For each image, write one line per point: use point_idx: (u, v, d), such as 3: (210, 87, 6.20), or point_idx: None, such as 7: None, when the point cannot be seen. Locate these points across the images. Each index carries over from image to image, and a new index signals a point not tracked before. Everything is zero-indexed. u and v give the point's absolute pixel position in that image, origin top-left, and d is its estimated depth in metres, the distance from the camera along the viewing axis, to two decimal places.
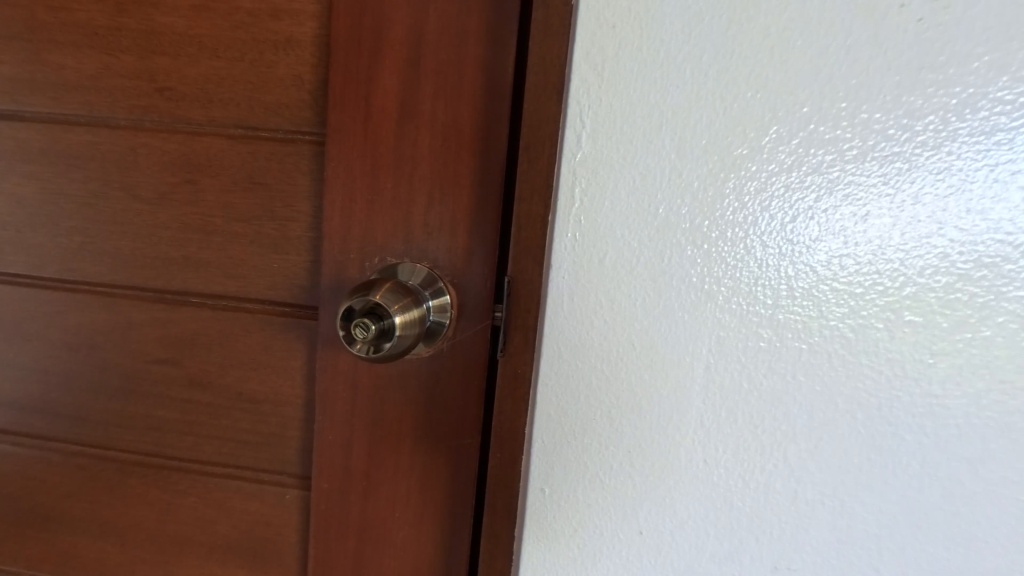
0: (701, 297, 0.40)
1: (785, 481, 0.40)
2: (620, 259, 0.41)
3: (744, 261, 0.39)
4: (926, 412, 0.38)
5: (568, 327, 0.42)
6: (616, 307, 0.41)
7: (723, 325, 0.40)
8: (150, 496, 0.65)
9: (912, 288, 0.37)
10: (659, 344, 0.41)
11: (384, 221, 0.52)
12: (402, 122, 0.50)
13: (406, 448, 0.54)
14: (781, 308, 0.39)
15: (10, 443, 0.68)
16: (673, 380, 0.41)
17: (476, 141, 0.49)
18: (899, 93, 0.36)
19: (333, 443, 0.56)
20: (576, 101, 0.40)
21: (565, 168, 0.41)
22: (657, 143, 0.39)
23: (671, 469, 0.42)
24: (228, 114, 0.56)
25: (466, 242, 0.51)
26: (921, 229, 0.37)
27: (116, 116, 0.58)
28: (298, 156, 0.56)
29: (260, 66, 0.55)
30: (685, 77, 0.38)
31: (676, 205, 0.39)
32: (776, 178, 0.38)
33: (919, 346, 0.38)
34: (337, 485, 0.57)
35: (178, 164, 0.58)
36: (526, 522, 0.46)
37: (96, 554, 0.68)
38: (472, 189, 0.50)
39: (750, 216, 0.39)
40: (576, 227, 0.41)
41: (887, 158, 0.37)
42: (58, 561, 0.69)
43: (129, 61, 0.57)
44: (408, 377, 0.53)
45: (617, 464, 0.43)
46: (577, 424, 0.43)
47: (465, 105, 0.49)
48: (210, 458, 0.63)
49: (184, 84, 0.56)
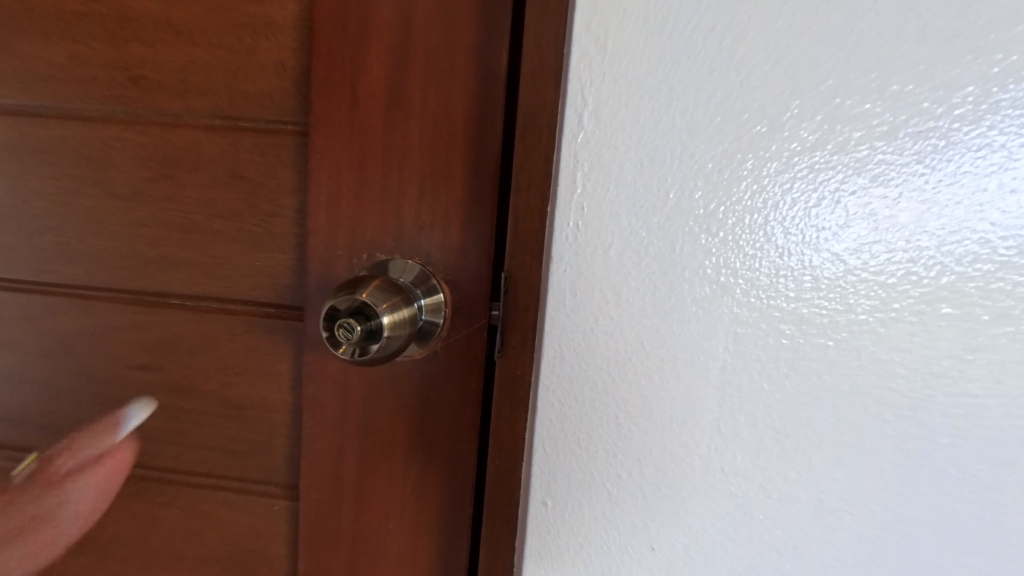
0: (717, 290, 0.36)
1: (810, 491, 0.37)
2: (627, 250, 0.37)
3: (764, 250, 0.35)
4: (964, 413, 0.35)
5: (571, 326, 0.38)
6: (623, 302, 0.37)
7: (741, 322, 0.36)
8: (132, 509, 0.62)
9: (949, 279, 0.34)
10: (671, 342, 0.37)
11: (373, 215, 0.48)
12: (390, 107, 0.47)
13: (399, 456, 0.51)
14: (805, 302, 0.35)
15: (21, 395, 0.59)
16: (686, 383, 0.37)
17: (469, 130, 0.46)
18: (934, 62, 0.33)
19: (322, 452, 0.53)
20: (577, 78, 0.37)
21: (566, 153, 0.37)
22: (667, 121, 0.35)
23: (685, 478, 0.38)
24: (207, 104, 0.52)
25: (460, 236, 0.47)
26: (959, 212, 0.33)
27: (88, 108, 0.55)
28: (280, 147, 0.52)
29: (239, 53, 0.51)
30: (697, 49, 0.35)
31: (687, 188, 0.36)
32: (799, 157, 0.34)
33: (956, 340, 0.34)
34: (326, 496, 0.54)
35: (156, 158, 0.54)
36: (527, 538, 0.42)
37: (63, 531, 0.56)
38: (466, 180, 0.46)
39: (771, 200, 0.35)
40: (579, 216, 0.37)
41: (921, 134, 0.33)
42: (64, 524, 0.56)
43: (100, 49, 0.53)
44: (399, 381, 0.50)
45: (625, 474, 0.39)
46: (582, 433, 0.39)
47: (457, 89, 0.45)
48: (193, 467, 0.59)
49: (160, 73, 0.53)
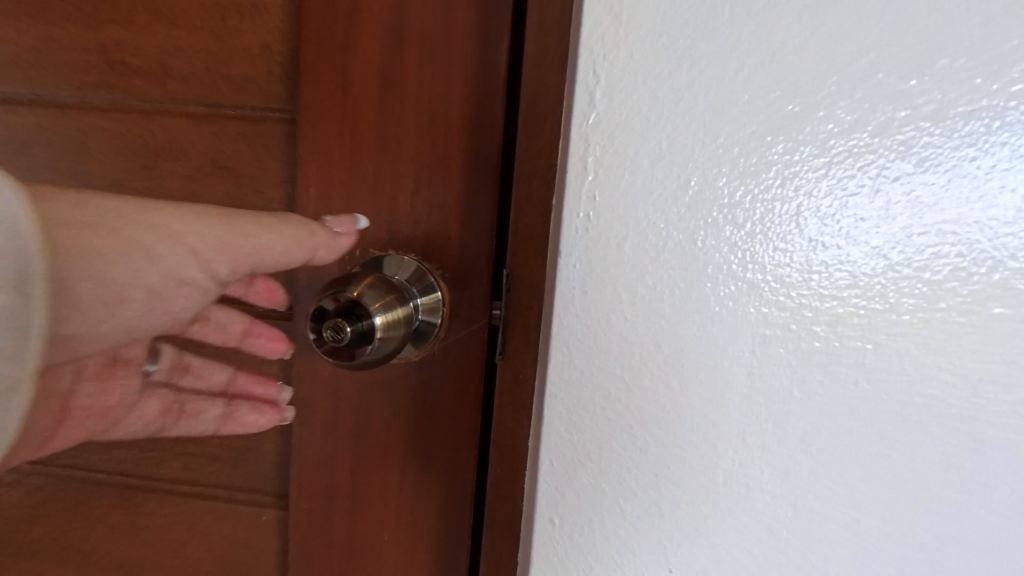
0: (742, 288, 0.33)
1: (844, 508, 0.33)
2: (642, 244, 0.33)
3: (795, 243, 0.32)
4: (1015, 424, 0.31)
5: (581, 327, 0.35)
6: (638, 301, 0.34)
7: (769, 323, 0.33)
8: (113, 519, 0.58)
9: (1001, 275, 0.30)
10: (691, 346, 0.33)
11: (366, 208, 0.45)
12: (383, 90, 0.43)
13: (394, 465, 0.47)
14: (840, 301, 0.32)
15: (35, 339, 0.28)
16: (708, 390, 0.34)
17: (470, 116, 0.42)
18: (989, 33, 0.29)
19: (313, 460, 0.50)
20: (588, 54, 0.33)
21: (576, 137, 0.34)
22: (689, 101, 0.32)
23: (706, 494, 0.34)
24: (190, 90, 0.49)
25: (460, 230, 0.43)
26: (1015, 201, 0.30)
27: (62, 94, 0.51)
28: (268, 137, 0.48)
29: (223, 35, 0.47)
30: (722, 19, 0.31)
31: (711, 176, 0.32)
32: (836, 140, 0.31)
33: (1008, 343, 0.31)
34: (317, 506, 0.50)
35: (135, 148, 0.50)
36: (532, 558, 0.39)
37: (122, 295, 0.35)
38: (466, 169, 0.43)
39: (803, 188, 0.31)
40: (590, 206, 0.34)
41: (974, 114, 0.30)
42: (113, 308, 0.36)
43: (74, 31, 0.50)
44: (394, 385, 0.46)
45: (640, 489, 0.35)
46: (593, 444, 0.36)
47: (456, 71, 0.42)
48: (178, 474, 0.56)
49: (139, 57, 0.49)
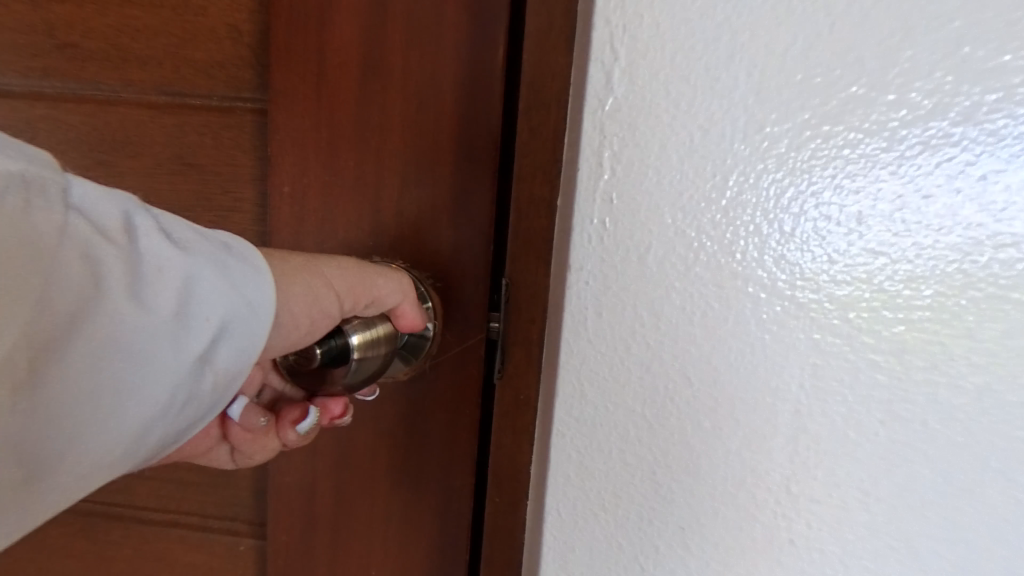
0: (789, 309, 0.27)
1: (906, 568, 0.28)
2: (669, 255, 0.28)
3: (855, 255, 0.26)
4: None
5: (595, 354, 0.29)
6: (664, 323, 0.28)
7: (822, 350, 0.27)
8: (77, 549, 0.53)
9: None
10: (729, 377, 0.28)
11: (346, 211, 0.39)
12: (360, 73, 0.37)
13: (382, 496, 0.42)
14: (909, 325, 0.26)
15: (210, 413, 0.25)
16: (748, 428, 0.28)
17: (464, 103, 0.36)
18: None
19: (291, 489, 0.44)
20: (604, 25, 0.27)
21: (590, 127, 0.28)
22: (729, 82, 0.26)
23: (744, 550, 0.29)
24: (148, 76, 0.42)
25: (453, 234, 0.38)
26: None
27: (4, 81, 0.44)
28: (237, 129, 0.42)
29: (184, 12, 0.41)
30: None
31: (754, 173, 0.26)
32: (908, 130, 0.25)
33: None
34: (296, 540, 0.44)
35: (88, 142, 0.44)
36: None
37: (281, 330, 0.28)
38: (461, 165, 0.37)
39: (867, 187, 0.26)
40: (606, 210, 0.28)
41: None
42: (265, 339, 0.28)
43: (17, 9, 0.43)
44: (382, 407, 0.41)
45: (664, 543, 0.30)
46: (607, 492, 0.30)
47: (447, 51, 0.36)
48: (147, 501, 0.50)
49: (91, 39, 0.43)
